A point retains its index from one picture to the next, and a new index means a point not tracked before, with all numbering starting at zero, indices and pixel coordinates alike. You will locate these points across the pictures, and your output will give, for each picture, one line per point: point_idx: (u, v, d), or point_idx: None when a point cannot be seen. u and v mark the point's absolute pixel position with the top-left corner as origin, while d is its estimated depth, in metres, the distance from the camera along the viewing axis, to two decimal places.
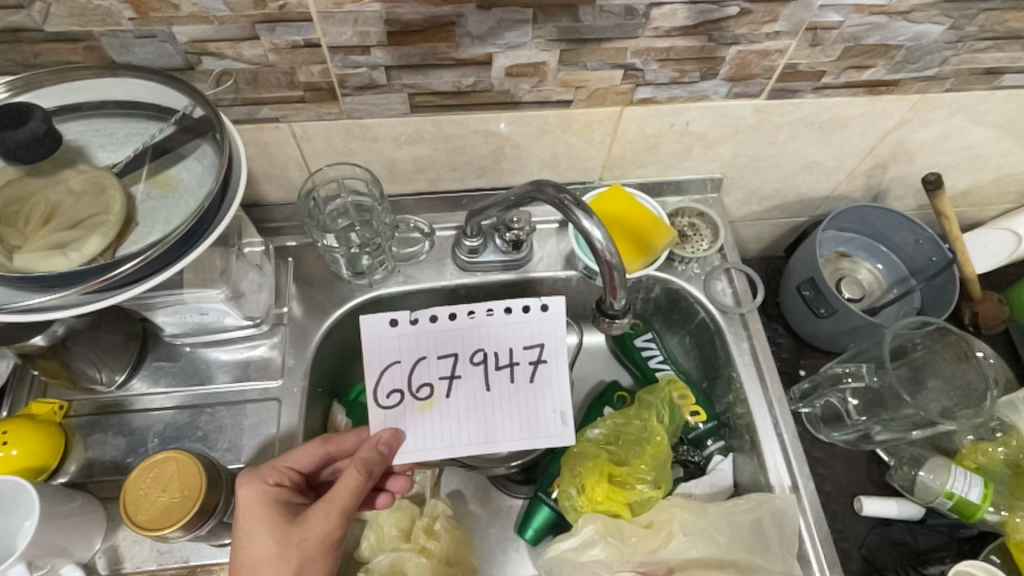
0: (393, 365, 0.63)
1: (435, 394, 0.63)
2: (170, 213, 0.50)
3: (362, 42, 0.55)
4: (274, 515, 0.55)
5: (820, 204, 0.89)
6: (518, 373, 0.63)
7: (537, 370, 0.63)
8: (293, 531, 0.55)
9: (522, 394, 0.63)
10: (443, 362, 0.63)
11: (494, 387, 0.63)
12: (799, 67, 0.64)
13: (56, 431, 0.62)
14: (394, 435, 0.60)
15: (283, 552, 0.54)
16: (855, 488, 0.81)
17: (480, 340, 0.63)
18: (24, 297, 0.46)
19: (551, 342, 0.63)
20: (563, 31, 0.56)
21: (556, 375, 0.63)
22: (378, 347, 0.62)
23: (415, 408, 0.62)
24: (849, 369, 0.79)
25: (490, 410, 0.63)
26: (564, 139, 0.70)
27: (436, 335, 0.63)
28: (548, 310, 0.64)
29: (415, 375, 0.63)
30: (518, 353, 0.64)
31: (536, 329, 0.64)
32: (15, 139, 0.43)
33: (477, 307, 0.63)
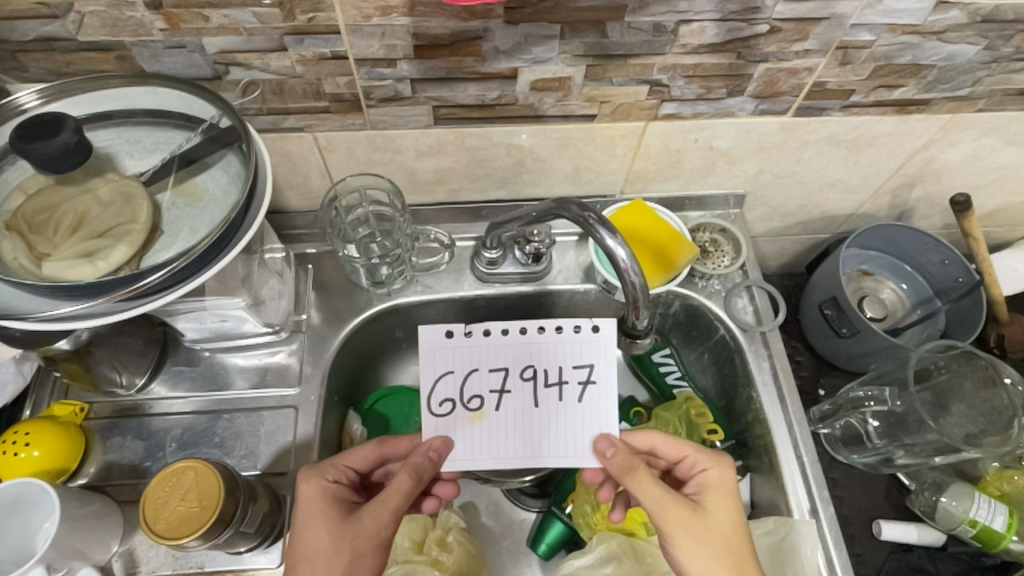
0: (446, 375, 0.59)
1: (486, 406, 0.59)
2: (195, 222, 0.50)
3: (388, 55, 0.55)
4: (330, 510, 0.55)
5: (843, 221, 0.88)
6: (568, 392, 0.59)
7: (586, 391, 0.59)
8: (348, 528, 0.54)
9: (572, 414, 0.58)
10: (494, 375, 0.59)
11: (543, 403, 0.59)
12: (829, 85, 0.63)
13: (76, 433, 0.63)
14: (444, 443, 0.57)
15: (337, 546, 0.53)
16: (874, 511, 0.80)
17: (532, 355, 0.60)
18: (56, 303, 0.46)
19: (601, 362, 0.59)
20: (590, 46, 0.56)
21: (606, 396, 0.58)
22: (433, 356, 0.59)
23: (465, 418, 0.58)
24: (872, 393, 0.77)
25: (539, 427, 0.58)
26: (587, 153, 0.70)
27: (490, 348, 0.60)
28: (600, 330, 0.60)
29: (466, 385, 0.59)
30: (568, 370, 0.60)
31: (587, 349, 0.60)
32: (48, 149, 0.43)
33: (531, 323, 0.60)
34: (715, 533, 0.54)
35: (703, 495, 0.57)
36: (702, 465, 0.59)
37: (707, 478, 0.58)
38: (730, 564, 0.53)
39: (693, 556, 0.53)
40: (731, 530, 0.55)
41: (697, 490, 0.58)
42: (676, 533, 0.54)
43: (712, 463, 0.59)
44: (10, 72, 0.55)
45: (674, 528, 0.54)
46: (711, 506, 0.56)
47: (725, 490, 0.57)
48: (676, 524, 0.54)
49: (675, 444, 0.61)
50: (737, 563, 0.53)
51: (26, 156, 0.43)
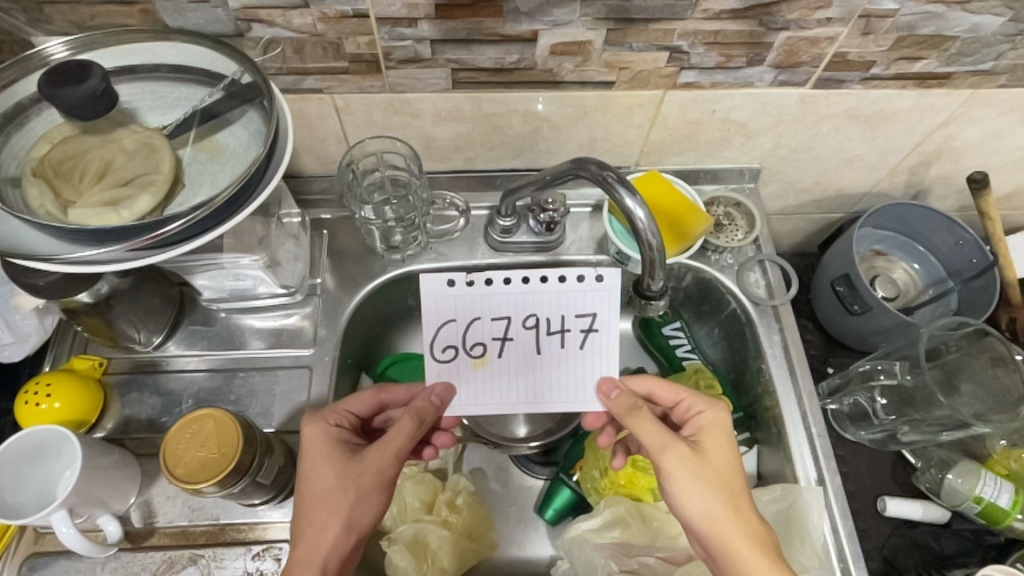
0: (447, 323, 0.57)
1: (489, 352, 0.57)
2: (215, 176, 0.51)
3: (410, 14, 0.55)
4: (335, 450, 0.58)
5: (857, 200, 0.88)
6: (570, 340, 0.57)
7: (589, 339, 0.57)
8: (351, 467, 0.56)
9: (573, 361, 0.57)
10: (496, 324, 0.57)
11: (546, 351, 0.57)
12: (849, 55, 0.63)
13: (95, 387, 0.64)
14: (447, 388, 0.57)
15: (343, 485, 0.56)
16: (880, 489, 0.80)
17: (535, 304, 0.57)
18: (79, 248, 0.47)
19: (605, 312, 0.56)
20: (612, 10, 0.56)
21: (609, 345, 0.57)
22: (435, 306, 0.57)
23: (468, 365, 0.57)
24: (881, 365, 0.78)
25: (541, 374, 0.57)
26: (603, 122, 0.70)
27: (492, 296, 0.57)
28: (605, 280, 0.56)
29: (468, 333, 0.57)
30: (571, 319, 0.57)
31: (591, 298, 0.57)
32: (75, 95, 0.44)
33: (533, 272, 0.56)
34: (711, 470, 0.56)
35: (699, 436, 0.58)
36: (699, 407, 0.60)
37: (703, 420, 0.59)
38: (724, 500, 0.55)
39: (692, 494, 0.55)
40: (728, 469, 0.56)
41: (693, 431, 0.59)
42: (676, 471, 0.56)
43: (708, 405, 0.60)
44: (35, 24, 0.55)
45: (673, 467, 0.56)
46: (708, 446, 0.58)
47: (721, 431, 0.58)
48: (675, 463, 0.56)
49: (671, 390, 0.61)
50: (731, 500, 0.55)
51: (54, 101, 0.44)
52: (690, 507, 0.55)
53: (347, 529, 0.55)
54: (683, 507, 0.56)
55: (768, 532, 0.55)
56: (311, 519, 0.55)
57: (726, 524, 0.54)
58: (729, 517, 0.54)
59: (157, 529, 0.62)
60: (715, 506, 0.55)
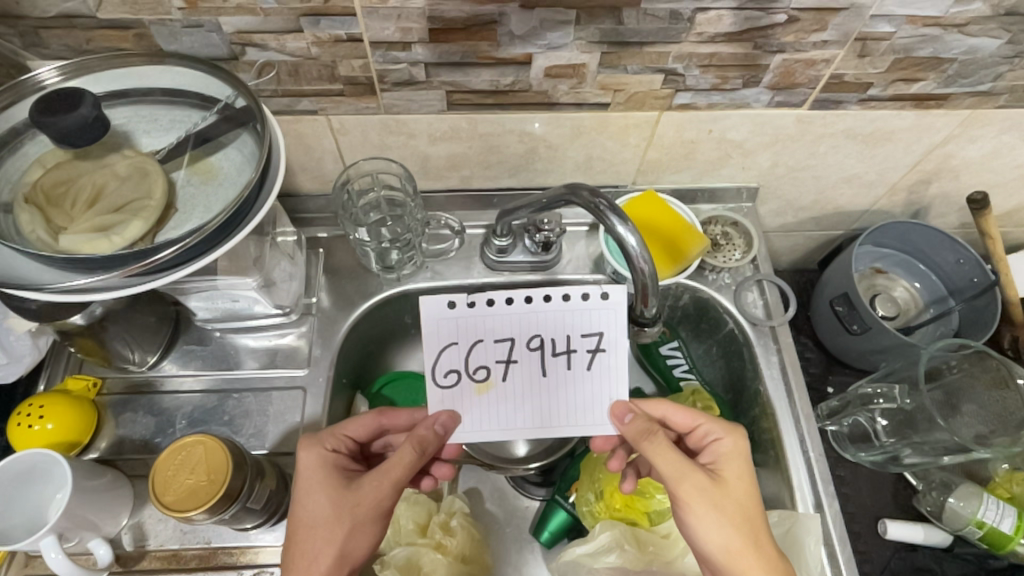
0: (450, 346, 0.56)
1: (492, 376, 0.56)
2: (209, 201, 0.51)
3: (403, 38, 0.55)
4: (330, 478, 0.58)
5: (857, 218, 0.87)
6: (576, 361, 0.56)
7: (596, 359, 0.56)
8: (348, 495, 0.56)
9: (581, 383, 0.57)
10: (500, 346, 0.56)
11: (552, 373, 0.56)
12: (846, 77, 0.62)
13: (89, 407, 0.64)
14: (451, 416, 0.56)
15: (338, 513, 0.55)
16: (880, 510, 0.80)
17: (539, 324, 0.56)
18: (71, 276, 0.47)
19: (612, 330, 0.56)
20: (605, 33, 0.56)
21: (616, 364, 0.56)
22: (436, 328, 0.56)
23: (472, 390, 0.57)
24: (880, 389, 0.77)
25: (547, 397, 0.56)
26: (600, 142, 0.70)
27: (495, 317, 0.56)
28: (610, 297, 0.56)
29: (471, 356, 0.56)
30: (577, 339, 0.56)
31: (596, 317, 0.56)
32: (66, 123, 0.44)
33: (536, 291, 0.55)
34: (729, 500, 0.55)
35: (718, 465, 0.58)
36: (717, 434, 0.59)
37: (721, 448, 0.59)
38: (742, 530, 0.54)
39: (711, 524, 0.54)
40: (747, 499, 0.56)
41: (711, 460, 0.59)
42: (693, 500, 0.55)
43: (726, 432, 0.59)
44: (31, 48, 0.56)
45: (691, 496, 0.55)
46: (728, 476, 0.57)
47: (739, 458, 0.58)
48: (692, 491, 0.55)
49: (686, 414, 0.61)
50: (749, 529, 0.54)
51: (45, 129, 0.44)
52: (708, 538, 0.54)
53: (340, 561, 0.55)
54: (702, 540, 0.54)
55: (785, 566, 0.54)
56: (303, 550, 0.55)
57: (745, 556, 0.53)
58: (748, 549, 0.54)
59: (149, 552, 0.62)
60: (734, 535, 0.54)
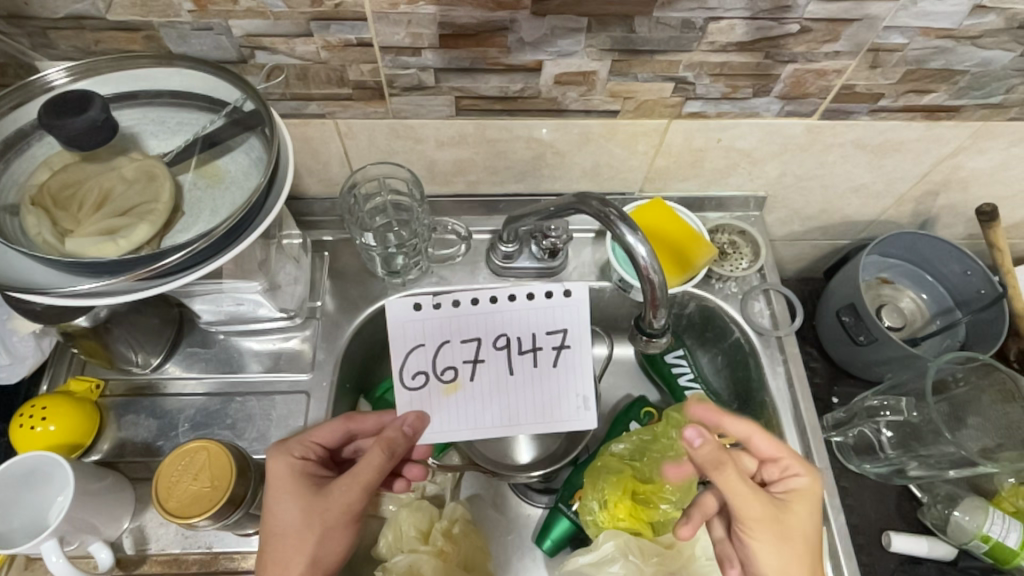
0: (417, 349, 0.62)
1: (460, 377, 0.62)
2: (215, 204, 0.51)
3: (413, 43, 0.55)
4: (299, 486, 0.57)
5: (864, 227, 0.87)
6: (542, 358, 0.63)
7: (561, 356, 0.63)
8: (317, 502, 0.56)
9: (547, 379, 0.63)
10: (467, 346, 0.62)
11: (518, 372, 0.62)
12: (857, 87, 0.62)
13: (91, 409, 0.64)
14: (420, 417, 0.60)
15: (306, 520, 0.55)
16: (885, 523, 0.79)
17: (504, 324, 0.62)
18: (76, 279, 0.47)
19: (576, 327, 0.62)
20: (617, 41, 0.56)
21: (580, 360, 0.63)
22: (402, 331, 0.61)
23: (440, 391, 0.62)
24: (888, 402, 0.77)
25: (513, 393, 0.63)
26: (608, 149, 0.69)
27: (461, 318, 0.62)
28: (573, 298, 0.62)
29: (439, 358, 0.62)
30: (542, 337, 0.63)
31: (559, 315, 0.62)
32: (75, 126, 0.44)
33: (500, 292, 0.62)
34: (794, 533, 0.55)
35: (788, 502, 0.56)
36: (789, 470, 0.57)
37: (797, 484, 0.57)
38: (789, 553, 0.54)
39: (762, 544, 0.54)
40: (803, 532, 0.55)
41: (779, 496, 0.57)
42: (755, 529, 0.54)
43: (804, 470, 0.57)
44: (39, 48, 0.55)
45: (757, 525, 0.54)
46: (799, 511, 0.56)
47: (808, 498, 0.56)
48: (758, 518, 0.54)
49: (772, 444, 0.58)
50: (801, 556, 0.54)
51: (53, 132, 0.44)
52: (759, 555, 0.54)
53: (312, 566, 0.55)
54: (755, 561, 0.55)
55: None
56: (274, 557, 0.55)
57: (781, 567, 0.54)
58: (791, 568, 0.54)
59: (150, 556, 0.61)
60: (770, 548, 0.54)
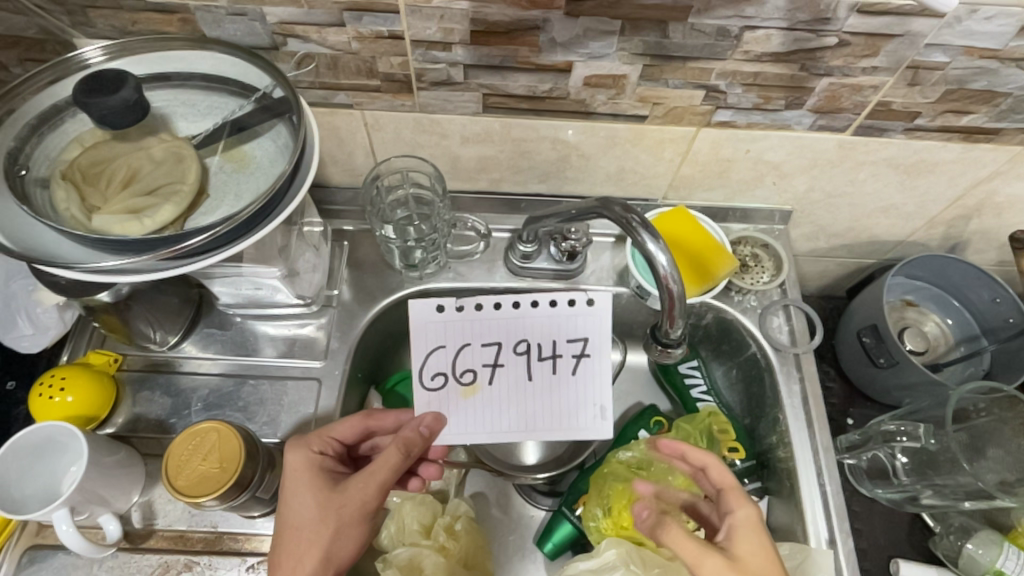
0: (437, 350, 0.61)
1: (479, 380, 0.61)
2: (239, 188, 0.51)
3: (445, 38, 0.55)
4: (316, 481, 0.58)
5: (891, 247, 0.85)
6: (561, 365, 0.62)
7: (581, 364, 0.61)
8: (333, 497, 0.57)
9: (565, 386, 0.62)
10: (487, 350, 0.61)
11: (537, 377, 0.61)
12: (893, 105, 0.61)
13: (108, 383, 0.65)
14: (437, 420, 0.61)
15: (322, 514, 0.56)
16: (894, 550, 0.77)
17: (525, 330, 0.61)
18: (102, 255, 0.47)
19: (597, 337, 0.61)
20: (649, 46, 0.55)
21: (600, 370, 0.61)
22: (425, 331, 0.61)
23: (458, 393, 0.61)
24: (904, 428, 0.75)
25: (530, 399, 0.62)
26: (634, 155, 0.69)
27: (481, 322, 0.61)
28: (597, 308, 0.61)
29: (459, 360, 0.61)
30: (563, 345, 0.62)
31: (581, 323, 0.62)
32: (108, 105, 0.44)
33: (524, 297, 0.61)
34: None
35: (733, 541, 0.52)
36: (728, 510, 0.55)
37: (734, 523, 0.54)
38: None
39: None
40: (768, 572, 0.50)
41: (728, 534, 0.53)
42: None
43: (738, 504, 0.54)
44: (78, 26, 0.56)
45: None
46: (743, 551, 0.51)
47: (755, 531, 0.52)
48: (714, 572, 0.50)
49: (724, 473, 0.58)
50: None
51: (87, 109, 0.45)
52: None
53: (324, 562, 0.55)
54: None
55: None
56: (287, 550, 0.55)
57: None
58: None
59: (156, 531, 0.62)
60: None
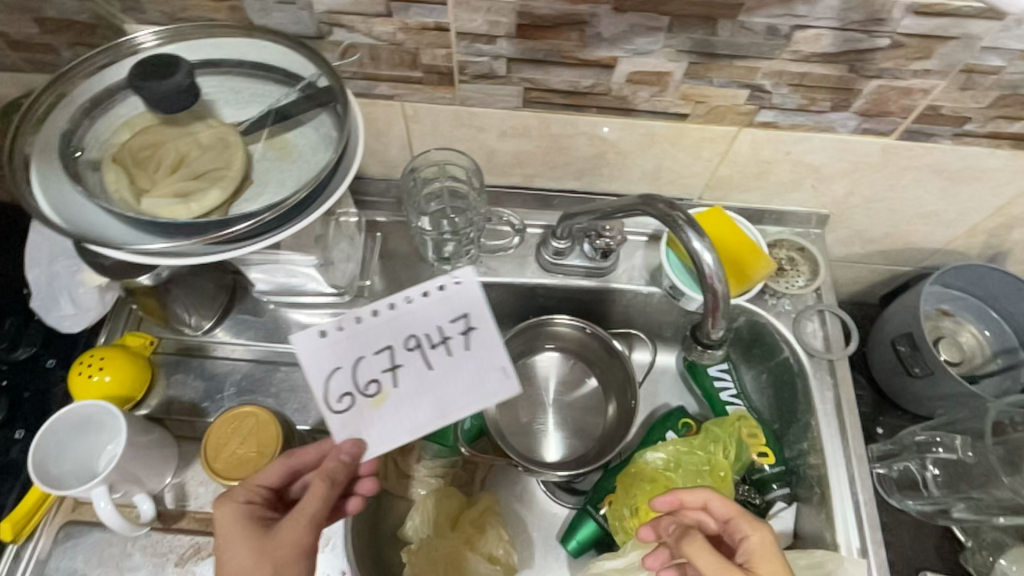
0: (335, 372, 0.54)
1: (384, 385, 0.54)
2: (282, 176, 0.51)
3: (490, 31, 0.55)
4: (247, 531, 0.50)
5: (928, 255, 0.84)
6: (456, 346, 0.56)
7: (472, 337, 0.56)
8: (268, 541, 0.49)
9: (469, 365, 0.56)
10: (382, 354, 0.55)
11: (440, 364, 0.55)
12: (943, 109, 0.59)
13: (144, 364, 0.66)
14: (354, 441, 0.53)
15: (256, 566, 0.48)
16: (922, 563, 0.76)
17: (411, 324, 0.56)
18: (149, 238, 0.48)
19: (475, 307, 0.57)
20: (696, 43, 0.55)
21: (493, 336, 0.56)
22: (314, 361, 0.53)
23: (367, 407, 0.53)
24: (940, 438, 0.76)
25: (442, 388, 0.54)
26: (672, 154, 0.68)
27: (368, 330, 0.55)
28: (464, 280, 0.57)
29: (359, 373, 0.54)
30: (448, 328, 0.56)
31: (455, 302, 0.57)
32: (161, 89, 0.45)
33: (394, 296, 0.56)
34: None
35: (751, 565, 0.51)
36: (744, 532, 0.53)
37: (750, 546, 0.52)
38: None
39: None
40: None
41: (743, 559, 0.52)
42: None
43: (753, 528, 0.53)
44: (128, 12, 0.57)
45: None
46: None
47: (774, 556, 0.51)
48: None
49: (727, 503, 0.55)
50: None
51: (141, 92, 0.45)
52: None
53: None
54: None
55: None
56: None
57: None
58: None
59: (188, 512, 0.63)
60: None
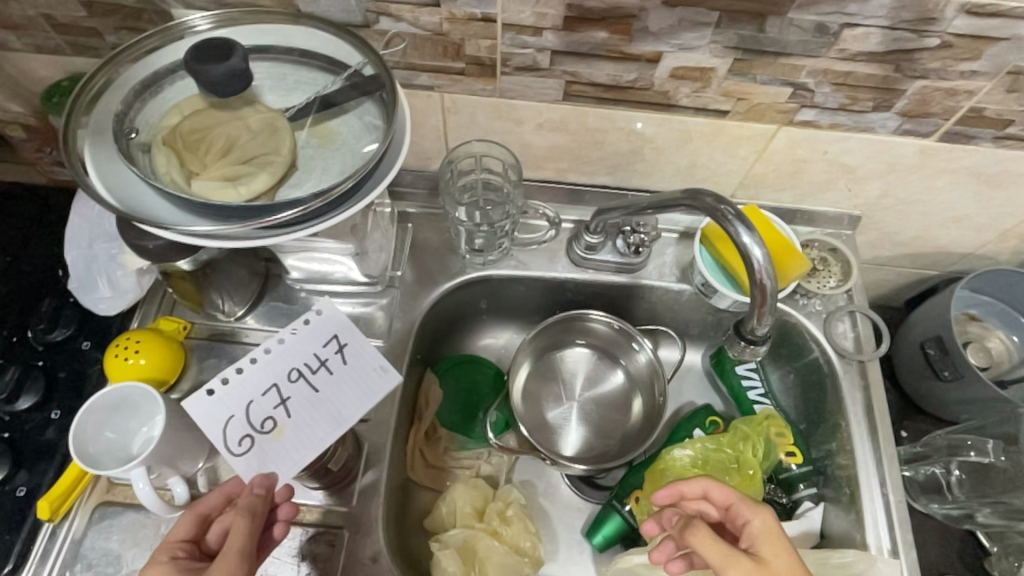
0: (230, 420, 0.55)
1: (279, 420, 0.56)
2: (327, 163, 0.51)
3: (537, 23, 0.55)
4: None
5: (957, 259, 0.83)
6: (334, 365, 0.59)
7: (346, 352, 0.60)
8: None
9: (348, 377, 0.59)
10: (270, 393, 0.57)
11: (324, 386, 0.58)
12: (986, 111, 0.59)
13: (177, 348, 0.66)
14: (264, 474, 0.51)
15: None
16: (945, 567, 0.76)
17: (290, 359, 0.58)
18: (197, 220, 0.48)
19: (343, 328, 0.60)
20: (743, 39, 0.54)
21: (362, 344, 0.60)
22: (209, 419, 0.55)
23: (268, 442, 0.55)
24: (971, 441, 0.74)
25: (330, 405, 0.57)
26: (708, 151, 0.68)
27: (251, 373, 0.57)
28: (323, 309, 0.61)
29: (252, 413, 0.56)
30: (322, 352, 0.59)
31: (322, 329, 0.60)
32: (217, 72, 0.45)
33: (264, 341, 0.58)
34: None
35: (756, 546, 0.49)
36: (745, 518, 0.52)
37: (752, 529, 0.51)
38: None
39: None
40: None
41: (748, 544, 0.50)
42: None
43: (754, 511, 0.52)
44: None
45: None
46: (768, 555, 0.48)
47: (778, 537, 0.49)
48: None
49: (727, 491, 0.55)
50: None
51: (197, 75, 0.45)
52: None
53: None
54: None
55: None
56: None
57: None
58: None
59: None
60: None
